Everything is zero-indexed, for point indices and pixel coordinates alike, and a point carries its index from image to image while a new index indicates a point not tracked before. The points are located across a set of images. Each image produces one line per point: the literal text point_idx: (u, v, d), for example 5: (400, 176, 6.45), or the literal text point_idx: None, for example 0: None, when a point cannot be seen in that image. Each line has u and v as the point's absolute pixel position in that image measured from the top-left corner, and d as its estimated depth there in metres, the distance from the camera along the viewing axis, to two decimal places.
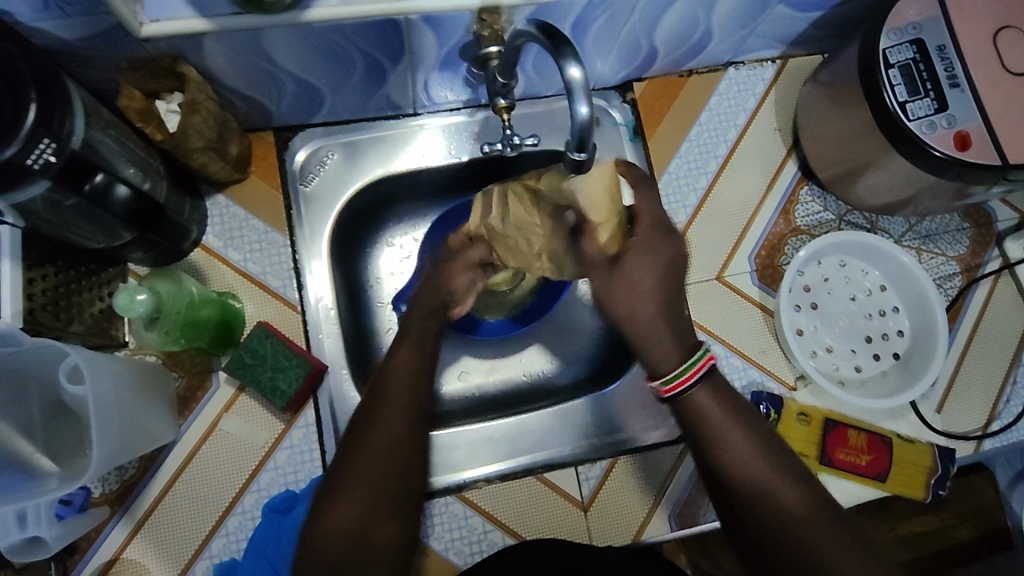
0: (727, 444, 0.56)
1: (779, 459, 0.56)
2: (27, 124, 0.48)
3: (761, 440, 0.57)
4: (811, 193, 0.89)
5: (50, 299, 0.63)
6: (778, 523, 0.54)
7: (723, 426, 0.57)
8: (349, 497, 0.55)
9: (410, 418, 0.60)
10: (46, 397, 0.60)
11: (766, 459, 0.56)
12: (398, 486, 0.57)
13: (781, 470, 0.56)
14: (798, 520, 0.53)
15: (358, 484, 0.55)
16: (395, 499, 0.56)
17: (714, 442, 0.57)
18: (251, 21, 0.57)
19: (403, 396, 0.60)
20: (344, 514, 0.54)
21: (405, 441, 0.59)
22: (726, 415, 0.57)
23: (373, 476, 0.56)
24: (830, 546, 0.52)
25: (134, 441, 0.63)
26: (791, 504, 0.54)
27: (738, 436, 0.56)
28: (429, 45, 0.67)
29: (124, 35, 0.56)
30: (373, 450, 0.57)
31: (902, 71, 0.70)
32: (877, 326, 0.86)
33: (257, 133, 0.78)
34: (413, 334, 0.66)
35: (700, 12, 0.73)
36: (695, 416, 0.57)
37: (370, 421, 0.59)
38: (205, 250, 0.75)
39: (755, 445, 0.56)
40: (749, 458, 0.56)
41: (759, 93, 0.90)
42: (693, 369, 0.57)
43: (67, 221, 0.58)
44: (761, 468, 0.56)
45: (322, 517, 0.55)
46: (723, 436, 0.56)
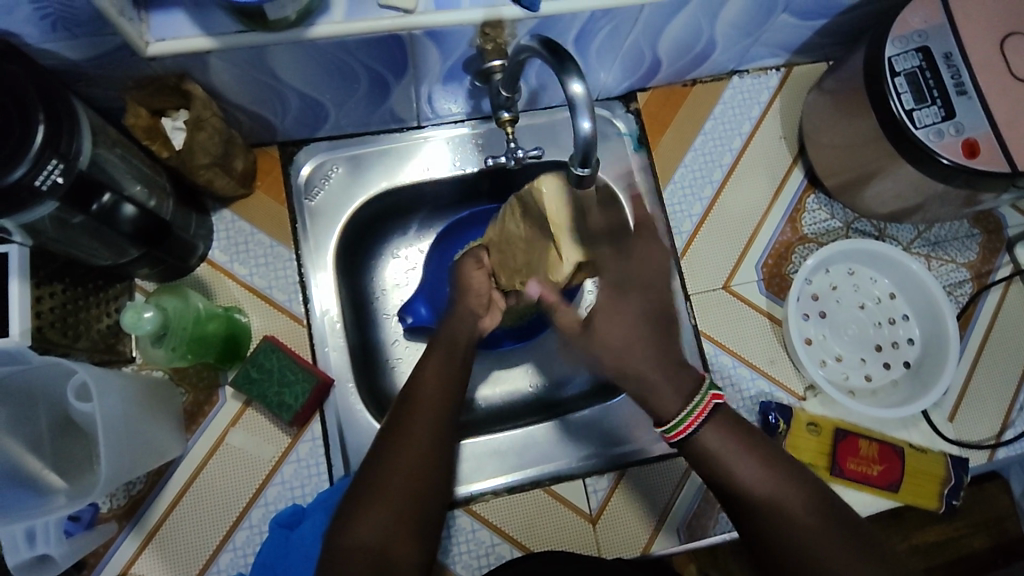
0: (731, 454, 0.56)
1: (793, 474, 0.56)
2: (36, 145, 0.48)
3: (766, 450, 0.57)
4: (818, 201, 0.88)
5: (58, 316, 0.63)
6: (797, 534, 0.53)
7: (727, 442, 0.56)
8: (373, 509, 0.54)
9: (436, 433, 0.60)
10: (53, 414, 0.61)
11: (776, 470, 0.56)
12: (421, 501, 0.56)
13: (795, 482, 0.56)
14: (809, 530, 0.53)
15: (382, 496, 0.55)
16: (417, 515, 0.56)
17: (723, 453, 0.56)
18: (255, 38, 0.57)
19: (429, 410, 0.60)
20: (366, 525, 0.54)
21: (429, 455, 0.58)
22: (729, 426, 0.57)
23: (395, 489, 0.56)
24: (835, 555, 0.52)
25: (141, 458, 0.63)
26: (802, 514, 0.54)
27: (744, 447, 0.56)
28: (433, 59, 0.67)
29: (130, 55, 0.56)
30: (398, 463, 0.57)
31: (908, 79, 0.70)
32: (887, 335, 0.85)
33: (262, 148, 0.79)
34: (442, 346, 0.67)
35: (703, 22, 0.73)
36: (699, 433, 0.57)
37: (397, 434, 0.59)
38: (211, 265, 0.76)
39: (761, 456, 0.56)
40: (757, 472, 0.55)
41: (763, 101, 0.90)
42: (695, 414, 0.56)
43: (74, 238, 0.59)
44: (769, 478, 0.55)
45: (345, 528, 0.54)
46: (726, 448, 0.56)
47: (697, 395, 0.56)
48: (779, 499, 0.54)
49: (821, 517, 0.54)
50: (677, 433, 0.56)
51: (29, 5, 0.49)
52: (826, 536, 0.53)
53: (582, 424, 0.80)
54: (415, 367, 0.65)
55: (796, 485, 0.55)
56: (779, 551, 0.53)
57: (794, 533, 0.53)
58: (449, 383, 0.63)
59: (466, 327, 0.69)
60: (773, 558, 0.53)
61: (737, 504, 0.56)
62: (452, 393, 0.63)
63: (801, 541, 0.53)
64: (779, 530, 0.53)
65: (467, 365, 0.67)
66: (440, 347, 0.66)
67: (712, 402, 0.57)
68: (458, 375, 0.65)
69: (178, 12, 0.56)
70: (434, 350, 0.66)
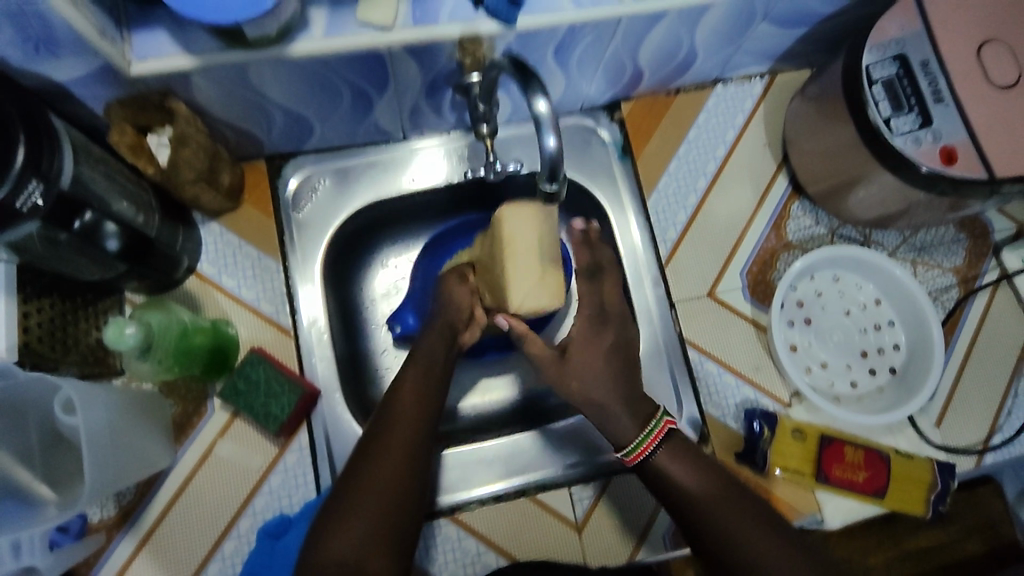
0: (692, 479, 0.59)
1: (749, 498, 0.58)
2: (18, 166, 0.49)
3: (724, 476, 0.60)
4: (803, 208, 0.89)
5: (46, 331, 0.64)
6: (756, 555, 0.55)
7: (683, 471, 0.59)
8: (350, 527, 0.55)
9: (412, 451, 0.61)
10: (44, 423, 0.61)
11: (735, 494, 0.58)
12: (400, 519, 0.58)
13: (755, 507, 0.58)
14: (768, 551, 0.55)
15: (360, 515, 0.56)
16: (396, 533, 0.57)
17: (685, 480, 0.59)
18: (237, 56, 0.58)
19: (407, 428, 0.62)
20: (345, 544, 0.55)
21: (406, 471, 0.60)
22: (688, 454, 0.60)
23: (373, 508, 0.57)
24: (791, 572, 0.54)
25: (129, 470, 0.64)
26: (758, 536, 0.56)
27: (704, 475, 0.59)
28: (414, 74, 0.68)
29: (113, 75, 0.57)
30: (375, 482, 0.58)
31: (884, 87, 0.71)
32: (873, 341, 0.85)
33: (250, 162, 0.80)
34: (420, 360, 0.67)
35: (683, 33, 0.73)
36: (652, 463, 0.60)
37: (374, 453, 0.60)
38: (199, 278, 0.77)
39: (719, 481, 0.59)
40: (715, 496, 0.58)
41: (747, 109, 0.90)
42: (651, 436, 0.60)
43: (61, 255, 0.60)
44: (720, 490, 0.58)
45: (323, 548, 0.55)
46: (686, 474, 0.59)
47: (652, 421, 0.60)
48: (740, 522, 0.56)
49: (780, 540, 0.56)
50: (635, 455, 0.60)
51: (12, 30, 0.50)
52: (785, 557, 0.55)
53: (567, 433, 0.80)
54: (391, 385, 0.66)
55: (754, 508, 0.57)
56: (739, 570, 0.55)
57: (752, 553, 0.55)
58: (425, 400, 0.65)
59: (447, 324, 0.69)
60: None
61: (698, 528, 0.57)
62: (427, 409, 0.64)
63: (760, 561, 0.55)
64: (741, 552, 0.55)
65: (445, 380, 0.68)
66: (419, 361, 0.67)
67: (667, 427, 0.61)
68: (433, 391, 0.66)
69: (161, 31, 0.58)
70: (412, 362, 0.67)
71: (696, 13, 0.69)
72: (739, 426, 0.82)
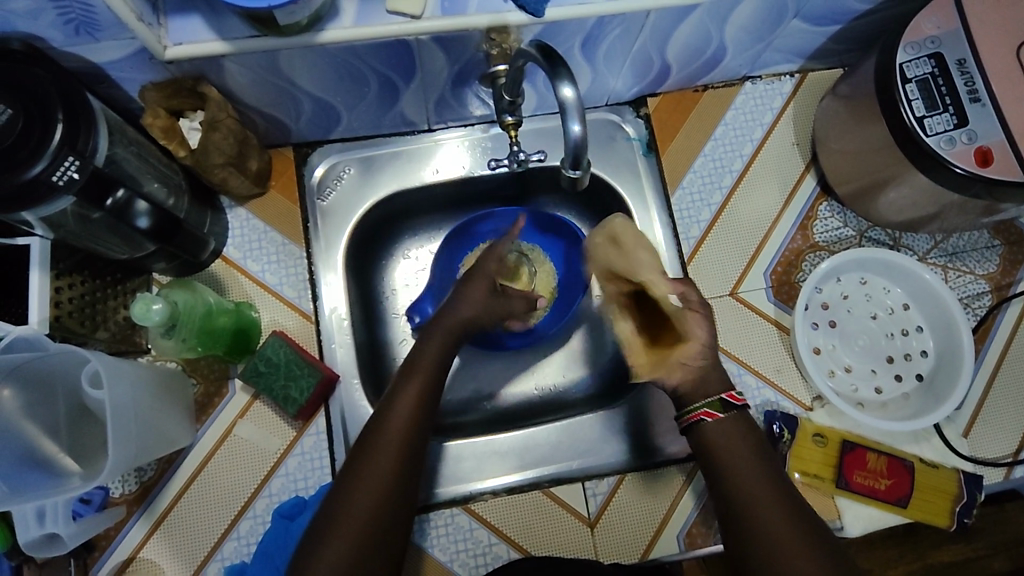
0: (726, 446, 0.60)
1: (780, 484, 0.59)
2: (53, 144, 0.51)
3: (763, 456, 0.60)
4: (830, 209, 0.87)
5: (76, 306, 0.65)
6: (774, 535, 0.55)
7: (728, 449, 0.60)
8: (341, 529, 0.56)
9: (404, 456, 0.60)
10: (70, 400, 0.62)
11: (768, 478, 0.59)
12: (384, 528, 0.57)
13: (778, 494, 0.58)
14: (786, 537, 0.55)
15: (352, 517, 0.56)
16: (378, 542, 0.57)
17: (722, 444, 0.60)
18: (268, 43, 0.59)
19: (401, 431, 0.61)
20: (335, 549, 0.55)
21: (404, 456, 0.60)
22: (731, 423, 0.61)
23: (365, 515, 0.57)
24: (788, 552, 0.54)
25: (150, 446, 0.65)
26: (779, 519, 0.56)
27: (744, 444, 0.60)
28: (441, 64, 0.69)
29: (149, 58, 0.59)
30: (369, 486, 0.58)
31: (920, 86, 0.69)
32: (899, 347, 0.83)
33: (277, 149, 0.81)
34: (437, 340, 0.69)
35: (712, 28, 0.73)
36: (704, 438, 0.61)
37: (370, 456, 0.59)
38: (224, 261, 0.78)
39: (753, 456, 0.60)
40: (746, 474, 0.59)
41: (777, 107, 0.89)
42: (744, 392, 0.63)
43: (94, 233, 0.61)
44: (754, 471, 0.59)
45: (318, 539, 0.56)
46: (724, 436, 0.60)
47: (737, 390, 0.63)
48: (755, 500, 0.57)
49: (789, 524, 0.56)
50: (693, 416, 0.61)
51: (53, 11, 0.51)
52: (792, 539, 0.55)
53: (586, 428, 0.79)
54: (397, 382, 0.66)
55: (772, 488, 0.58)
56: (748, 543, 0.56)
57: (758, 527, 0.56)
58: (428, 386, 0.65)
59: (457, 323, 0.70)
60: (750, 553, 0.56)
61: (722, 492, 0.59)
62: (426, 410, 0.64)
63: (764, 537, 0.56)
64: (749, 528, 0.57)
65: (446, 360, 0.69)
66: (438, 337, 0.69)
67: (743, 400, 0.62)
68: (432, 390, 0.65)
69: (196, 16, 0.59)
70: (417, 364, 0.67)
71: (726, 7, 0.68)
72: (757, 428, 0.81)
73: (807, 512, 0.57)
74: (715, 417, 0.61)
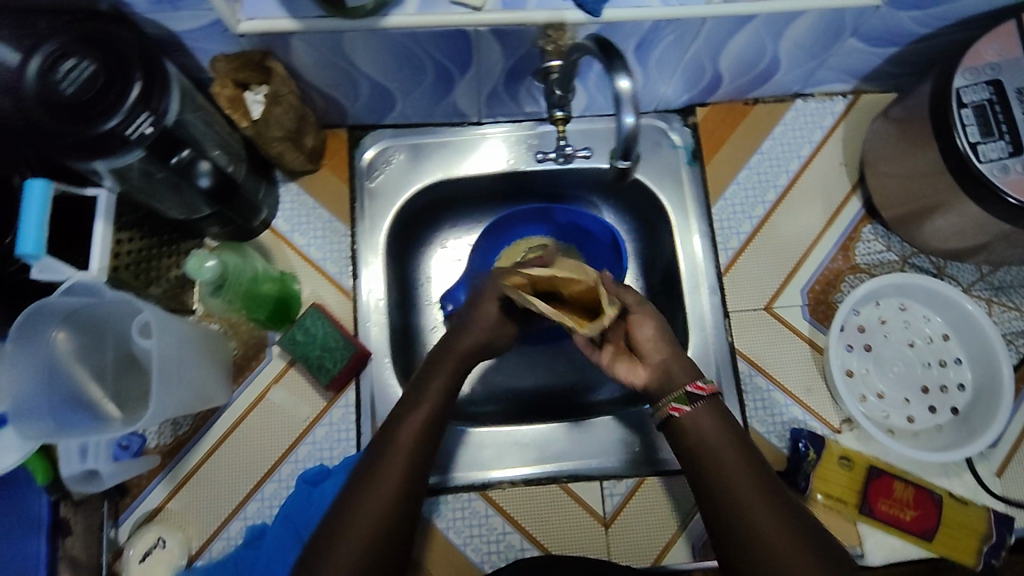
0: (715, 449, 0.59)
1: (774, 488, 0.58)
2: (130, 99, 0.54)
3: (753, 458, 0.60)
4: (874, 232, 0.86)
5: (133, 259, 0.68)
6: (770, 539, 0.55)
7: (723, 453, 0.59)
8: (352, 530, 0.55)
9: (426, 438, 0.61)
10: (119, 348, 0.65)
11: (766, 481, 0.58)
12: (400, 524, 0.57)
13: (776, 498, 0.57)
14: (783, 541, 0.54)
15: (378, 492, 0.58)
16: (385, 553, 0.56)
17: (707, 447, 0.60)
18: (335, 24, 0.62)
19: (409, 443, 0.60)
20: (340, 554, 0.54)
21: (426, 440, 0.61)
22: (712, 422, 0.61)
23: (388, 498, 0.57)
24: (785, 554, 0.54)
25: (188, 401, 0.67)
26: (775, 524, 0.55)
27: (728, 446, 0.59)
28: (497, 57, 0.71)
29: (223, 30, 0.62)
30: (394, 466, 0.59)
31: (976, 111, 0.68)
32: (936, 378, 0.81)
33: (332, 130, 0.84)
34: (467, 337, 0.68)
35: (767, 41, 0.73)
36: (695, 442, 0.60)
37: (381, 459, 0.59)
38: (273, 233, 0.81)
39: (743, 463, 0.59)
40: (741, 478, 0.58)
41: (826, 125, 0.89)
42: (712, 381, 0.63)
43: (156, 190, 0.64)
44: (750, 476, 0.58)
45: (345, 515, 0.57)
46: (711, 439, 0.60)
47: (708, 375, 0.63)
48: (749, 503, 0.56)
49: (783, 524, 0.55)
50: (661, 412, 0.62)
51: None
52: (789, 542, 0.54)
53: (607, 427, 0.79)
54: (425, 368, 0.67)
55: (765, 490, 0.57)
56: (744, 554, 0.55)
57: (755, 532, 0.55)
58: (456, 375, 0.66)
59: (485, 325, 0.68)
60: (748, 559, 0.55)
61: (714, 500, 0.58)
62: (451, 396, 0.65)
63: (766, 542, 0.55)
64: (746, 534, 0.56)
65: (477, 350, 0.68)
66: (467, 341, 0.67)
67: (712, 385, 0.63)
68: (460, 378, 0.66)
69: None
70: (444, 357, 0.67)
71: (783, 20, 0.69)
72: (782, 445, 0.80)
73: (797, 512, 0.57)
74: (682, 412, 0.61)
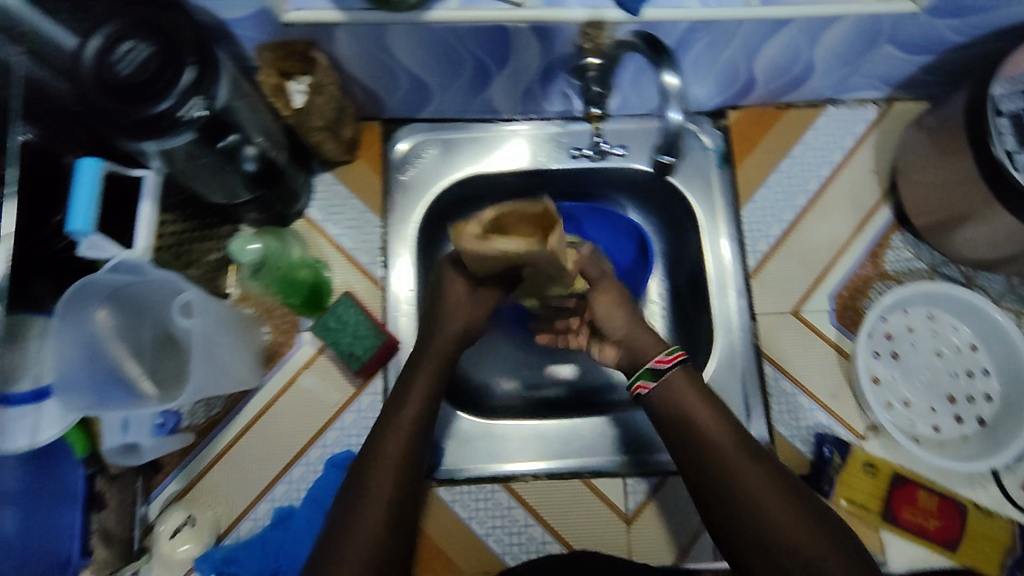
0: (722, 446, 0.60)
1: (783, 481, 0.59)
2: (182, 84, 0.55)
3: (757, 454, 0.60)
4: (904, 240, 0.86)
5: (174, 241, 0.70)
6: (790, 533, 0.55)
7: (730, 449, 0.60)
8: (364, 512, 0.57)
9: (422, 420, 0.64)
10: (156, 326, 0.65)
11: (775, 475, 0.59)
12: (404, 501, 0.59)
13: (787, 492, 0.58)
14: (801, 534, 0.55)
15: (385, 471, 0.59)
16: (393, 548, 0.57)
17: (714, 444, 0.60)
18: (380, 17, 0.63)
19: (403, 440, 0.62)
20: (354, 548, 0.55)
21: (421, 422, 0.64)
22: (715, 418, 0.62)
23: (392, 476, 0.59)
24: (807, 546, 0.55)
25: (221, 380, 0.69)
26: (792, 518, 0.56)
27: (732, 441, 0.60)
28: (534, 54, 0.72)
29: (270, 20, 0.63)
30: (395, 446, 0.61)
31: (1012, 121, 0.69)
32: (963, 388, 0.81)
33: (367, 122, 0.85)
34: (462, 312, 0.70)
35: (802, 46, 0.74)
36: (698, 439, 0.61)
37: (383, 440, 0.61)
38: (308, 221, 0.83)
39: (751, 459, 0.59)
40: (751, 474, 0.58)
41: (858, 132, 0.89)
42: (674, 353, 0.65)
43: (199, 174, 0.66)
44: (761, 471, 0.59)
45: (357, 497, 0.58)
46: (715, 440, 0.61)
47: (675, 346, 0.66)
48: (762, 498, 0.57)
49: (799, 516, 0.56)
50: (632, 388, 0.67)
51: None
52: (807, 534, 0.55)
53: (631, 424, 0.79)
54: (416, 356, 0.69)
55: (775, 484, 0.58)
56: (756, 554, 0.56)
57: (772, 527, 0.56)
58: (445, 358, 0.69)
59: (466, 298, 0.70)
60: (770, 556, 0.55)
61: (726, 500, 0.58)
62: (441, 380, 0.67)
63: (784, 537, 0.55)
64: (764, 530, 0.56)
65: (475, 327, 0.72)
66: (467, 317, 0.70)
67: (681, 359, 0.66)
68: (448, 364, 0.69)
69: None
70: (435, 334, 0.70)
71: (820, 26, 0.69)
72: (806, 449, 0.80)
73: (809, 503, 0.58)
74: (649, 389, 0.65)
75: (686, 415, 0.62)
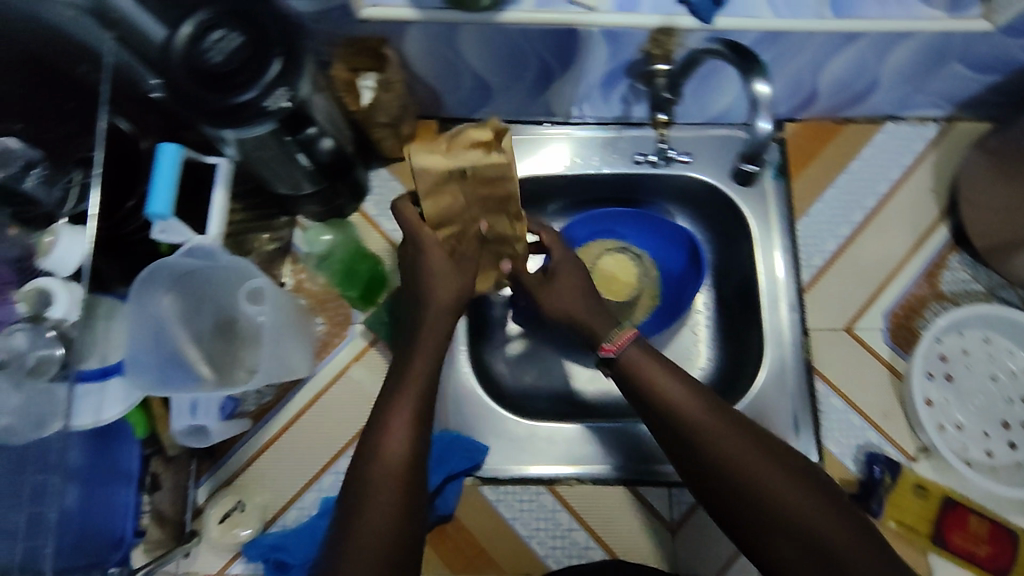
0: (727, 447, 0.55)
1: (795, 470, 0.55)
2: (268, 76, 0.56)
3: (761, 446, 0.56)
4: (961, 261, 0.85)
5: (238, 230, 0.71)
6: (825, 530, 0.52)
7: (734, 448, 0.55)
8: (375, 514, 0.52)
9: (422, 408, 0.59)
10: (216, 312, 0.66)
11: (785, 464, 0.55)
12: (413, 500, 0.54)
13: (804, 481, 0.54)
14: (835, 529, 0.52)
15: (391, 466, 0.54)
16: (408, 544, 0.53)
17: (719, 446, 0.56)
18: (455, 16, 0.64)
19: (406, 426, 0.57)
20: (370, 548, 0.51)
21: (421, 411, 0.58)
22: (710, 415, 0.57)
23: (397, 472, 0.54)
24: (848, 540, 0.51)
25: (280, 368, 0.69)
26: (821, 513, 0.52)
27: (734, 438, 0.56)
28: (600, 59, 0.72)
29: (347, 16, 0.64)
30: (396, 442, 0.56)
31: None
32: (1017, 414, 0.79)
33: (424, 120, 0.86)
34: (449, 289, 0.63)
35: (870, 62, 0.73)
36: (702, 444, 0.56)
37: (379, 435, 0.56)
38: (363, 215, 0.83)
39: (759, 457, 0.55)
40: (763, 473, 0.54)
41: (917, 150, 0.88)
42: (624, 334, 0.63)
43: (270, 163, 0.67)
44: (772, 467, 0.54)
45: (360, 499, 0.53)
46: (720, 439, 0.56)
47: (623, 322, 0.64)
48: (780, 495, 0.53)
49: (825, 507, 0.53)
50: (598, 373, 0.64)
51: None
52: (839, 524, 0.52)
53: None
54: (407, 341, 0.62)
55: (790, 473, 0.54)
56: (792, 558, 0.52)
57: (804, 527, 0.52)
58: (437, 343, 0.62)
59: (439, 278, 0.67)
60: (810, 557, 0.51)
61: (748, 510, 0.54)
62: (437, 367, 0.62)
63: (820, 535, 0.51)
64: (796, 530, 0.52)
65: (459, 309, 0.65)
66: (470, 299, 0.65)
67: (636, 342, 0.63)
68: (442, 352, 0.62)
69: None
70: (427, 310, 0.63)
71: (891, 42, 0.69)
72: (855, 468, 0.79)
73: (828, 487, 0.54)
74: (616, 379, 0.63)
75: (679, 416, 0.58)
